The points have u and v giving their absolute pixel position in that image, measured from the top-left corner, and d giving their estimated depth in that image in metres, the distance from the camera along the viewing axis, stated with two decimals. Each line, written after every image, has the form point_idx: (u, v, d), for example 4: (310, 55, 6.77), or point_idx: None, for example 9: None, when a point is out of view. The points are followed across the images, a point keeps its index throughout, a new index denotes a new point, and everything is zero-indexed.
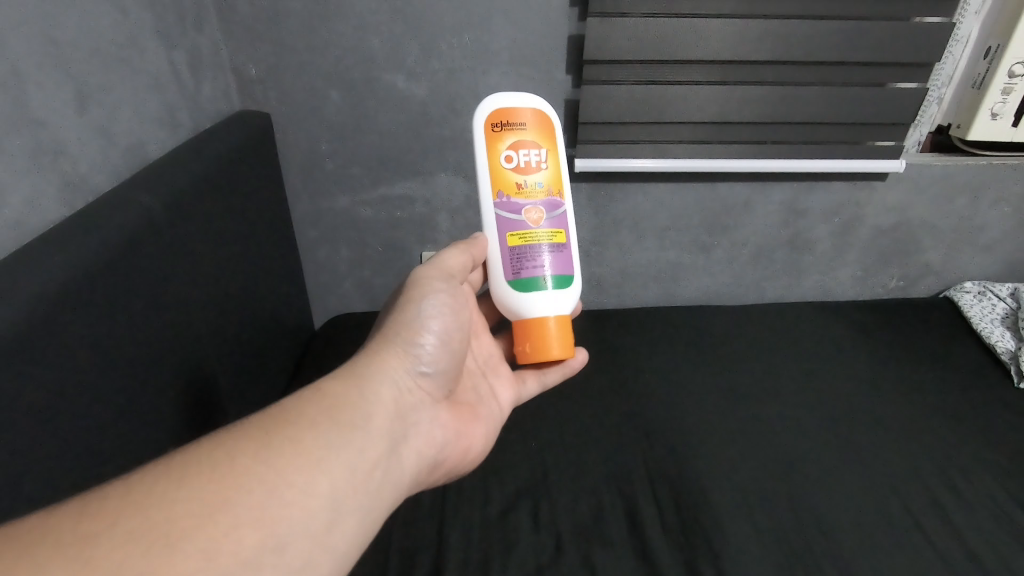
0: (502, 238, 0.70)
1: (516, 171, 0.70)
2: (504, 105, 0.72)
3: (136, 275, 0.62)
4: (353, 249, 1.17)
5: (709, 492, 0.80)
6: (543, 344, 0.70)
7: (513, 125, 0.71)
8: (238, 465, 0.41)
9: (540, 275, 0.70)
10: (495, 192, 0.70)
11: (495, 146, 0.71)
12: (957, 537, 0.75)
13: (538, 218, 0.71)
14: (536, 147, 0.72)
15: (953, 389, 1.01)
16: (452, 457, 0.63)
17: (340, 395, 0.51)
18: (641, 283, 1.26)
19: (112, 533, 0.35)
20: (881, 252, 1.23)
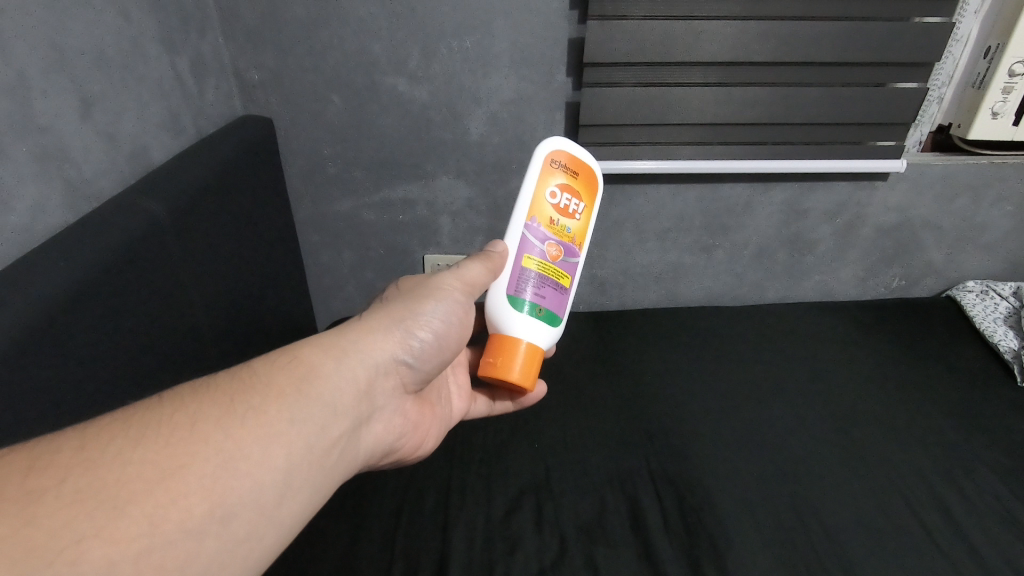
0: (515, 256, 0.70)
1: (554, 208, 0.71)
2: (566, 147, 0.73)
3: (140, 279, 0.62)
4: (355, 252, 1.18)
5: (711, 492, 0.80)
6: (506, 364, 0.69)
7: (567, 169, 0.72)
8: (198, 431, 0.42)
9: (535, 303, 0.70)
10: (529, 217, 0.70)
11: (545, 177, 0.71)
12: (962, 537, 0.75)
13: (554, 256, 0.71)
14: (578, 198, 0.73)
15: (957, 388, 1.00)
16: (408, 444, 0.65)
17: (311, 369, 0.51)
18: (643, 285, 1.26)
19: (59, 491, 0.36)
20: (882, 251, 1.23)
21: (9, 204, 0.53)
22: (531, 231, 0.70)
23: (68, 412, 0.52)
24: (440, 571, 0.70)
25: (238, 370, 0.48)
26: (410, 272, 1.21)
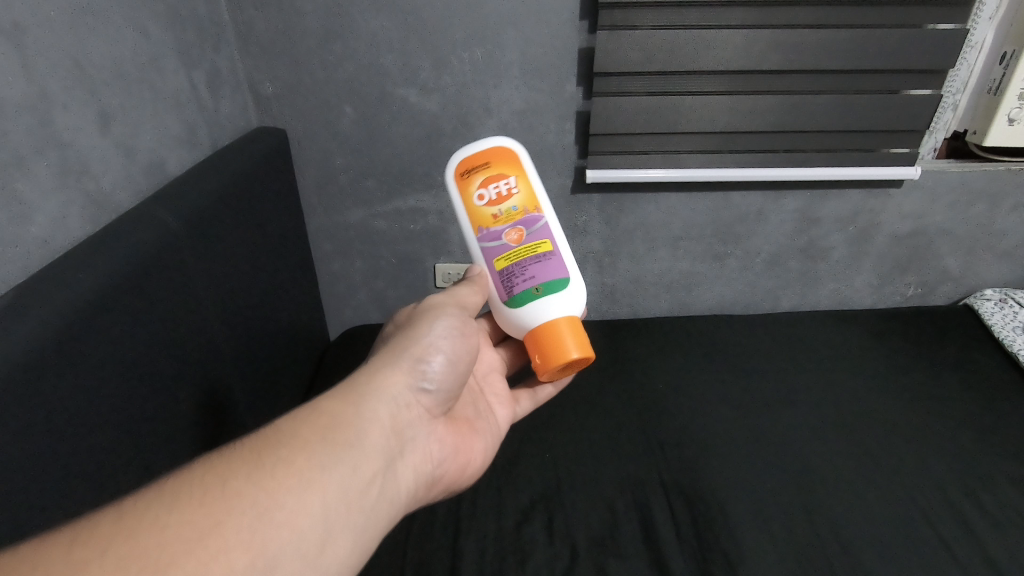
0: (490, 267, 0.70)
1: (488, 205, 0.70)
2: (469, 151, 0.73)
3: (157, 289, 0.63)
4: (367, 261, 1.19)
5: (725, 504, 0.79)
6: (555, 352, 0.67)
7: (477, 167, 0.71)
8: (230, 487, 0.41)
9: (533, 285, 0.68)
10: (475, 230, 0.70)
11: (466, 190, 0.71)
12: (982, 551, 0.73)
13: (518, 237, 0.69)
14: (505, 176, 0.71)
15: (977, 399, 0.99)
16: (451, 471, 0.64)
17: (335, 414, 0.51)
18: (655, 293, 1.25)
19: (102, 560, 0.35)
20: (897, 259, 1.21)
21: (31, 217, 0.55)
22: (480, 239, 0.70)
23: (85, 425, 0.53)
24: None
25: (264, 427, 0.48)
26: (421, 280, 1.22)
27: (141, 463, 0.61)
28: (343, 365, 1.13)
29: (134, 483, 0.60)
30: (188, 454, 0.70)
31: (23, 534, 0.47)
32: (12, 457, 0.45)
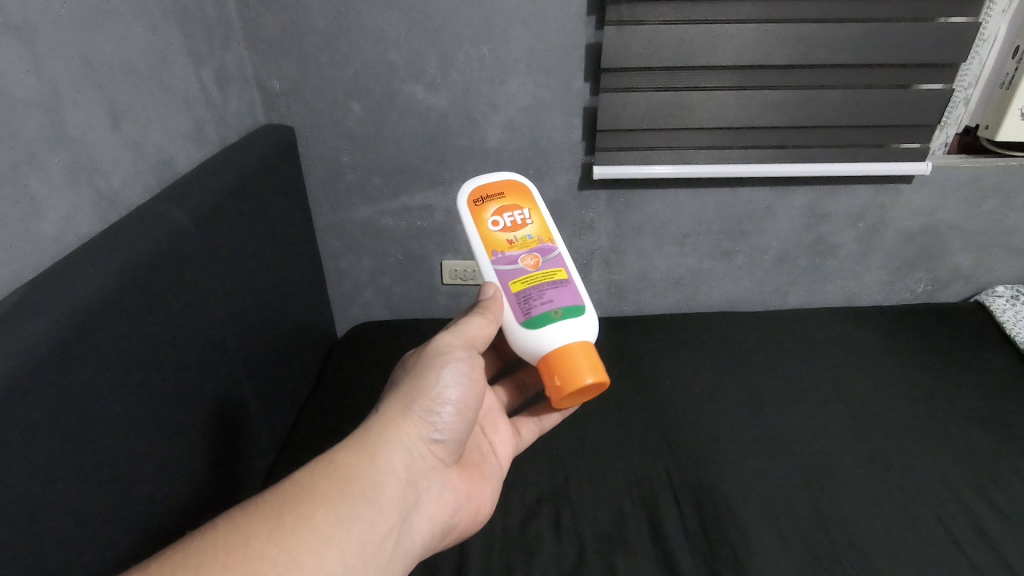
0: (505, 288, 0.67)
1: (504, 231, 0.69)
2: (481, 183, 0.73)
3: (167, 284, 0.64)
4: (374, 258, 1.19)
5: (732, 501, 0.79)
6: (568, 376, 0.63)
7: (491, 196, 0.71)
8: (251, 548, 0.43)
9: (550, 307, 0.66)
10: (489, 253, 0.69)
11: (479, 217, 0.70)
12: (993, 549, 0.73)
13: (534, 262, 0.68)
14: (518, 208, 0.71)
15: (987, 395, 0.98)
16: (466, 517, 0.64)
17: (350, 469, 0.51)
18: (662, 290, 1.25)
19: None
20: (907, 255, 1.20)
21: (42, 213, 0.55)
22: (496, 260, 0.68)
23: (93, 422, 0.53)
24: None
25: (283, 480, 0.50)
26: (428, 277, 1.22)
27: (152, 459, 0.62)
28: (350, 363, 1.14)
29: (144, 478, 0.60)
30: (199, 448, 0.71)
31: (33, 527, 0.47)
32: (21, 453, 0.46)
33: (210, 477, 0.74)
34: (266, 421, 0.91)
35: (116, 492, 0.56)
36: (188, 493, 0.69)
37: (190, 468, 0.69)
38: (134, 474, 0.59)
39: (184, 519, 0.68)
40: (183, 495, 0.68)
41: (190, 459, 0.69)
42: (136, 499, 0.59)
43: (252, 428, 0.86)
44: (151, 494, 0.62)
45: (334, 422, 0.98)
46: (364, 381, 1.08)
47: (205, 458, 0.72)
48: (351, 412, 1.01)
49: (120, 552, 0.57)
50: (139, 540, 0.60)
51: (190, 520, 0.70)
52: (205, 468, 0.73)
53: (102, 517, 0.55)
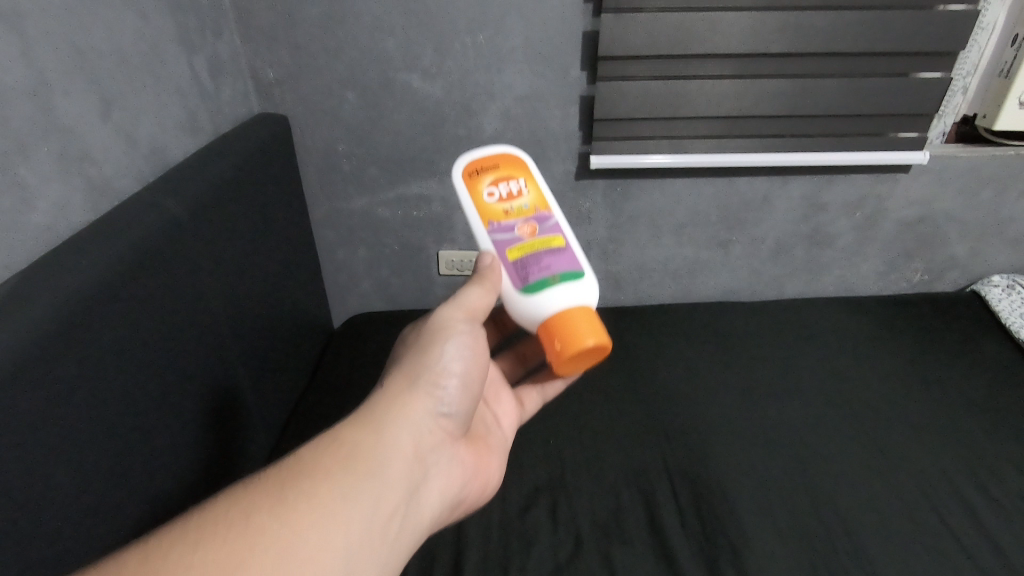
0: (502, 257, 0.67)
1: (500, 201, 0.69)
2: (475, 154, 0.72)
3: (161, 275, 0.63)
4: (370, 249, 1.18)
5: (729, 490, 0.79)
6: (568, 338, 0.62)
7: (486, 167, 0.71)
8: (254, 522, 0.42)
9: (549, 273, 0.65)
10: (485, 223, 0.68)
11: (474, 188, 0.70)
12: (987, 538, 0.73)
13: (531, 230, 0.68)
14: (513, 177, 0.70)
15: (982, 384, 0.98)
16: (471, 493, 0.64)
17: (355, 444, 0.51)
18: (659, 280, 1.25)
19: None
20: (904, 244, 1.20)
21: (33, 203, 0.54)
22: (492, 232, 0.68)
23: (88, 414, 0.53)
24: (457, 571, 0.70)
25: (285, 458, 0.49)
26: (424, 268, 1.21)
27: (149, 450, 0.62)
28: (346, 354, 1.13)
29: (141, 470, 0.60)
30: (196, 440, 0.71)
31: (29, 518, 0.47)
32: (17, 446, 0.45)
33: (206, 469, 0.74)
34: (262, 412, 0.90)
35: (112, 486, 0.56)
36: (184, 484, 0.69)
37: (186, 459, 0.69)
38: (129, 468, 0.59)
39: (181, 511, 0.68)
40: (180, 487, 0.68)
41: (186, 451, 0.69)
42: (133, 490, 0.59)
43: (249, 419, 0.86)
44: (147, 486, 0.62)
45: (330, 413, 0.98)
46: (361, 372, 1.08)
47: (202, 450, 0.72)
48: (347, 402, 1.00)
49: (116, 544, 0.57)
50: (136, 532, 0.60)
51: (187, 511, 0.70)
52: (201, 460, 0.72)
53: (98, 509, 0.54)
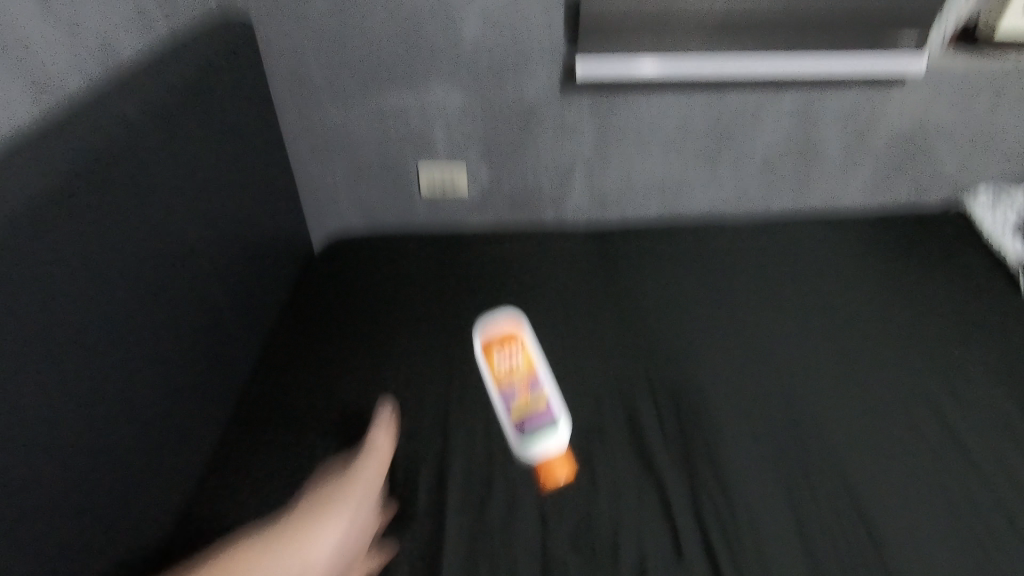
0: (509, 408, 0.76)
1: (505, 369, 0.79)
2: (488, 325, 0.85)
3: (132, 188, 0.61)
4: (347, 166, 1.13)
5: (709, 398, 0.81)
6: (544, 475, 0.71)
7: (494, 337, 0.82)
8: None
9: (542, 430, 0.74)
10: (496, 385, 0.78)
11: (486, 352, 0.81)
12: (954, 438, 0.75)
13: (529, 391, 0.77)
14: (512, 347, 0.81)
15: (960, 295, 1.00)
16: None
17: None
18: (646, 199, 1.22)
19: None
20: (894, 160, 1.19)
21: None
22: (516, 382, 0.78)
23: (54, 323, 0.51)
24: (442, 477, 0.71)
25: None
26: (405, 187, 1.17)
27: (131, 366, 0.61)
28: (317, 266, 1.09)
29: (124, 384, 0.60)
30: (179, 358, 0.70)
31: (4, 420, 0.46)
32: None
33: (190, 384, 0.73)
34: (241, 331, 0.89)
35: (98, 397, 0.56)
36: (169, 399, 0.68)
37: (169, 374, 0.68)
38: (113, 381, 0.58)
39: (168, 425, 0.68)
40: (167, 403, 0.68)
41: (169, 366, 0.68)
42: (119, 404, 0.59)
43: (233, 340, 0.85)
44: (132, 399, 0.61)
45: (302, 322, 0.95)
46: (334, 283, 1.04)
47: (183, 365, 0.71)
48: (319, 312, 0.97)
49: (105, 454, 0.57)
50: (125, 444, 0.60)
51: (175, 425, 0.69)
52: (184, 375, 0.72)
53: (84, 420, 0.54)
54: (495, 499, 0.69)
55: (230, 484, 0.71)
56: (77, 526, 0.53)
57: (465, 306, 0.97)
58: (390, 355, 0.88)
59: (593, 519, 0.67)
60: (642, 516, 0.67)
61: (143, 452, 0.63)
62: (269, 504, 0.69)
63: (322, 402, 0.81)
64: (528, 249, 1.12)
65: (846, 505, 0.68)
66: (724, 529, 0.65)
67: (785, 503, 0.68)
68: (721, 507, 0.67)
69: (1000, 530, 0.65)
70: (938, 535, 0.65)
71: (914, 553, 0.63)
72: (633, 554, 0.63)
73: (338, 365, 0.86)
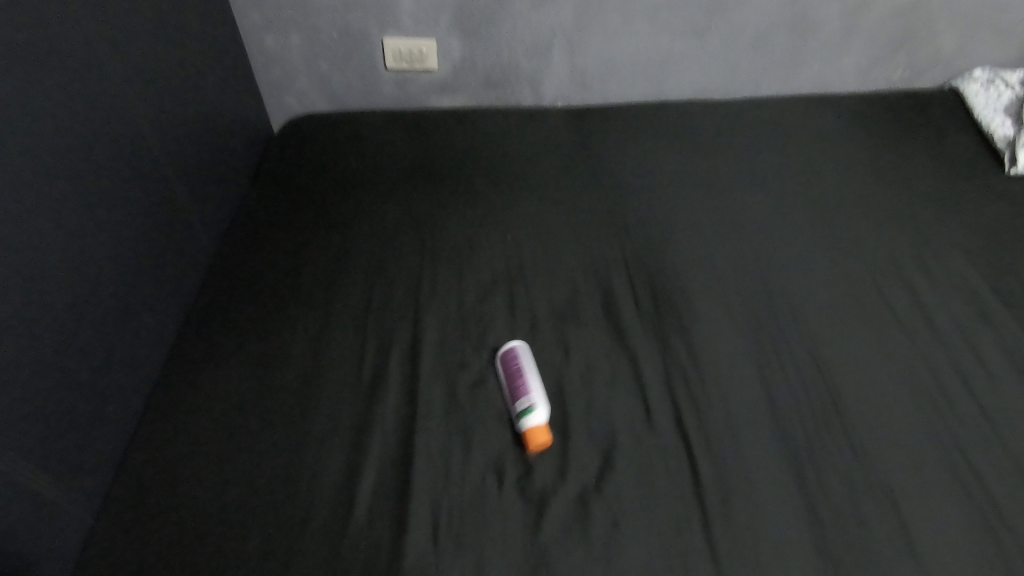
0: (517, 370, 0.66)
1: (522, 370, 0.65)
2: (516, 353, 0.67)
3: (24, 35, 0.56)
4: (304, 37, 1.04)
5: (684, 276, 0.80)
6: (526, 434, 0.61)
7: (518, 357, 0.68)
8: None
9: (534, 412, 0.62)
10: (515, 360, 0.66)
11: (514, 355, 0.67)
12: (920, 309, 0.76)
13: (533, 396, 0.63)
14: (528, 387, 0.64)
15: (942, 174, 0.98)
16: None
17: None
18: (628, 77, 1.15)
19: None
20: (890, 34, 1.13)
21: None
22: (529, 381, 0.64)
23: None
24: (414, 353, 0.70)
25: None
26: (369, 62, 1.08)
27: (53, 231, 0.58)
28: (275, 148, 1.02)
29: (50, 250, 0.58)
30: (112, 229, 0.67)
31: None
32: None
33: (129, 265, 0.70)
34: (189, 214, 0.84)
35: (15, 261, 0.53)
36: (104, 277, 0.65)
37: (100, 251, 0.65)
38: (34, 244, 0.56)
39: (107, 303, 0.66)
40: (102, 277, 0.65)
41: (98, 243, 0.65)
42: (43, 270, 0.57)
43: (173, 219, 0.80)
44: (57, 273, 0.58)
45: (261, 205, 0.90)
46: (294, 165, 0.98)
47: (118, 244, 0.68)
48: (280, 194, 0.92)
49: (31, 329, 0.55)
50: (54, 319, 0.58)
51: (114, 305, 0.67)
52: (120, 254, 0.68)
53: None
54: (469, 372, 0.68)
55: (197, 361, 0.69)
56: (8, 395, 0.52)
57: (437, 189, 0.93)
58: (360, 238, 0.84)
59: (566, 389, 0.67)
60: (614, 387, 0.67)
61: (79, 328, 0.61)
62: (240, 379, 0.67)
63: (289, 283, 0.78)
64: (503, 132, 1.06)
65: (812, 372, 0.69)
66: (693, 396, 0.66)
67: (753, 371, 0.69)
68: (690, 376, 0.68)
69: (956, 392, 0.67)
70: (897, 397, 0.67)
71: (874, 413, 0.65)
72: (604, 420, 0.64)
73: (305, 247, 0.83)
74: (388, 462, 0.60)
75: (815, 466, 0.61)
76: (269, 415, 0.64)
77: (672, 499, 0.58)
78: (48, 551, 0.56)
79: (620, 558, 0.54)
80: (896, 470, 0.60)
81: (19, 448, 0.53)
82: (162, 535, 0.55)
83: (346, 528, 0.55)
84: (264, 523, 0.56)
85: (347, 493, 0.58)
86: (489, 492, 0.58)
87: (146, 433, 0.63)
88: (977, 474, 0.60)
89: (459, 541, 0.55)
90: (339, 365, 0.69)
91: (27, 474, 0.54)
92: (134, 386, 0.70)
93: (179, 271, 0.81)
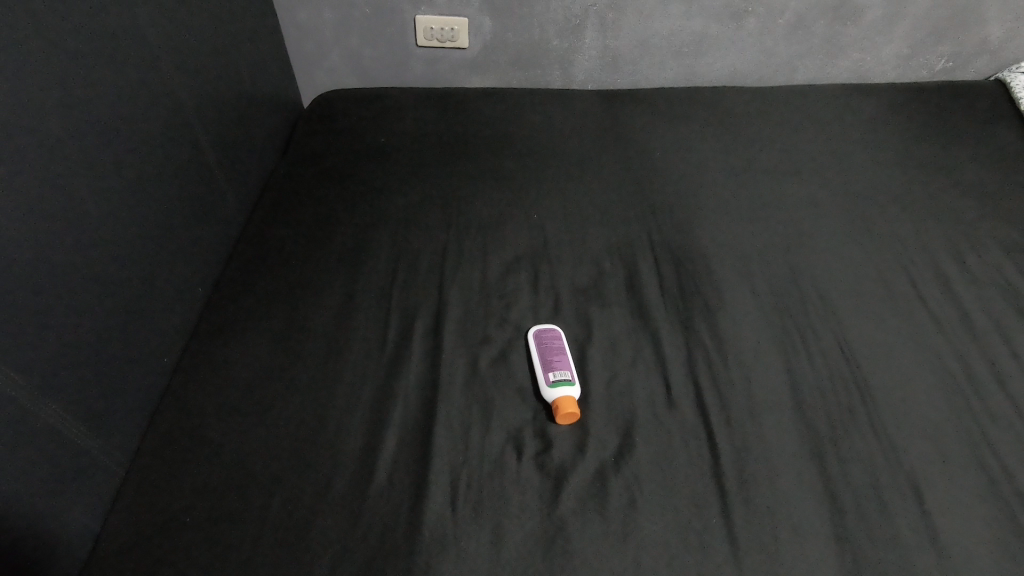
0: (553, 347, 0.67)
1: (559, 347, 0.67)
2: (551, 332, 0.69)
3: (71, 6, 0.57)
4: (338, 12, 1.04)
5: (711, 260, 0.79)
6: (557, 402, 0.61)
7: (552, 334, 0.69)
8: None
9: (569, 383, 0.63)
10: (554, 339, 0.67)
11: (550, 335, 0.68)
12: (955, 301, 0.74)
13: (567, 370, 0.64)
14: (565, 359, 0.65)
15: (984, 167, 0.95)
16: None
17: None
18: (661, 60, 1.13)
19: None
20: (936, 22, 1.09)
21: None
22: (562, 358, 0.65)
23: (10, 141, 0.50)
24: (438, 326, 0.71)
25: None
26: (400, 38, 1.08)
27: (94, 196, 0.60)
28: (304, 120, 1.02)
29: (91, 215, 0.60)
30: (146, 196, 0.69)
31: None
32: None
33: (160, 230, 0.71)
34: (218, 184, 0.85)
35: (58, 224, 0.55)
36: (136, 239, 0.67)
37: (134, 215, 0.66)
38: (77, 209, 0.58)
39: (139, 265, 0.67)
40: (135, 242, 0.67)
41: (132, 207, 0.66)
42: (84, 234, 0.59)
43: (203, 188, 0.81)
44: (89, 232, 0.59)
45: (289, 177, 0.91)
46: (323, 139, 0.98)
47: (150, 208, 0.69)
48: (308, 168, 0.92)
49: (71, 290, 0.57)
50: (86, 277, 0.59)
51: (147, 268, 0.69)
52: (152, 218, 0.70)
53: (30, 243, 0.52)
54: (491, 346, 0.69)
55: (225, 328, 0.70)
56: (46, 348, 0.54)
57: (465, 166, 0.93)
58: (385, 214, 0.84)
59: (587, 368, 0.67)
60: (636, 367, 0.67)
61: (111, 288, 0.63)
62: (266, 346, 0.68)
63: (316, 257, 0.78)
64: (532, 111, 1.05)
65: (839, 361, 0.68)
66: (716, 380, 0.65)
67: (777, 358, 0.68)
68: (714, 359, 0.67)
69: (989, 386, 0.65)
70: (926, 388, 0.65)
71: (901, 404, 0.64)
72: (624, 399, 0.64)
73: (331, 219, 0.84)
74: (409, 431, 0.61)
75: (839, 453, 0.60)
76: (295, 381, 0.65)
77: (690, 482, 0.57)
78: (79, 501, 0.58)
79: (636, 535, 0.54)
80: (922, 461, 0.59)
81: (52, 400, 0.55)
82: (189, 496, 0.56)
83: (367, 492, 0.56)
84: (288, 484, 0.57)
85: (369, 459, 0.59)
86: (508, 462, 0.59)
87: (173, 396, 0.64)
88: (1007, 469, 0.59)
89: (476, 510, 0.55)
90: (363, 334, 0.70)
91: (60, 425, 0.56)
92: (164, 348, 0.71)
93: (208, 238, 0.82)
